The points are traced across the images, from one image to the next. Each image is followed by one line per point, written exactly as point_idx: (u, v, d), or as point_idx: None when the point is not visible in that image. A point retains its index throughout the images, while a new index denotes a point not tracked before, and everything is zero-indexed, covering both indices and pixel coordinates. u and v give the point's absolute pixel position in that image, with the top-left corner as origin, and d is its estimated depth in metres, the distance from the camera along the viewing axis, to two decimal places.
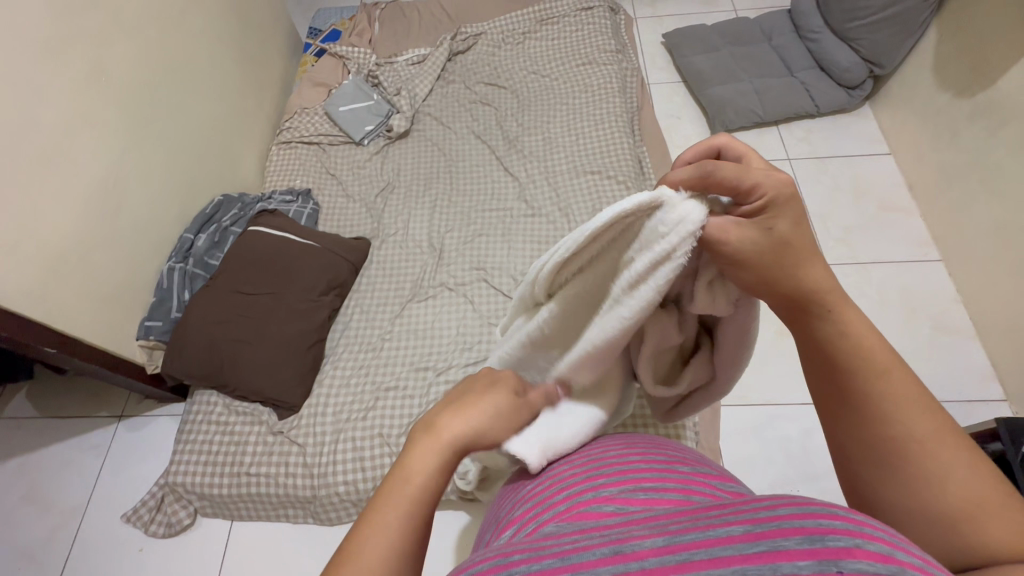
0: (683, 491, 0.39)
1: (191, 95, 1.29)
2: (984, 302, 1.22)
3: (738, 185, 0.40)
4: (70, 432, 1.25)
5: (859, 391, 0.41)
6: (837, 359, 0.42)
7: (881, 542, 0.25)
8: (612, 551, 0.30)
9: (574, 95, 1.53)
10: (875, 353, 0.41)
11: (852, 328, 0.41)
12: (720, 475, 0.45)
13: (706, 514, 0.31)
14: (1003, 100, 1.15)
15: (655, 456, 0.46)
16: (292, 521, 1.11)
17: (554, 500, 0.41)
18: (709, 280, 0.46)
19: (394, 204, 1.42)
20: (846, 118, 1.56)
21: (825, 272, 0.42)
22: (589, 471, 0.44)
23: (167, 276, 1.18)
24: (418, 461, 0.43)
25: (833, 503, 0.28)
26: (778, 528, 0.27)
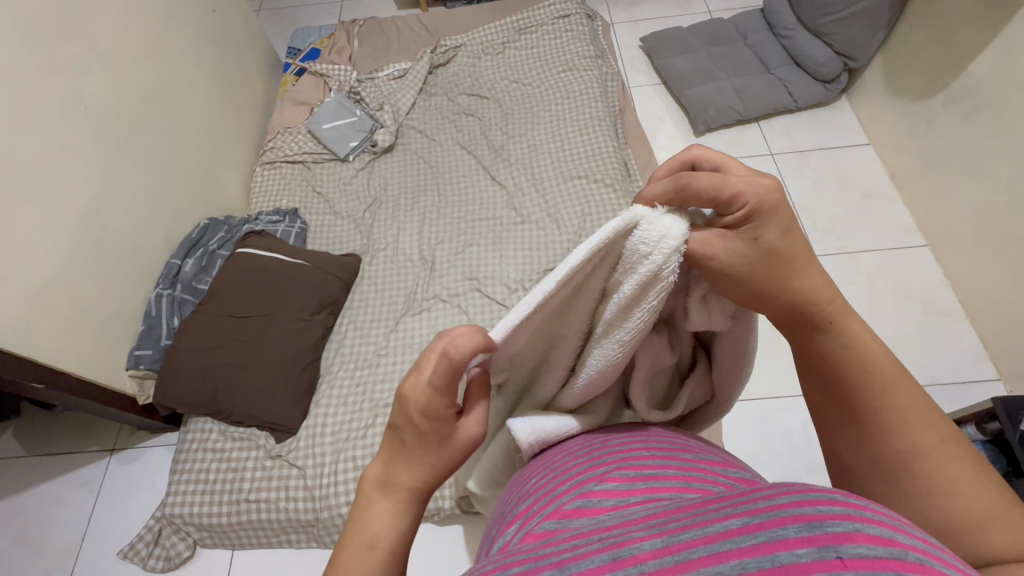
0: (684, 478, 0.38)
1: (171, 119, 1.28)
2: (971, 286, 1.23)
3: (720, 193, 0.37)
4: (61, 469, 1.22)
5: (865, 405, 0.39)
6: (842, 373, 0.40)
7: (880, 526, 0.25)
8: (611, 556, 0.28)
9: (556, 102, 1.54)
10: (879, 364, 0.39)
11: (859, 340, 0.39)
12: (722, 460, 0.44)
13: (705, 507, 0.30)
14: (976, 86, 1.18)
15: (657, 443, 0.44)
16: (295, 546, 1.09)
17: (555, 492, 0.40)
18: (703, 296, 0.42)
19: (383, 219, 1.41)
20: (824, 111, 1.59)
21: (825, 282, 0.39)
22: (591, 460, 0.43)
23: (156, 303, 1.17)
24: (377, 524, 0.38)
25: (830, 488, 0.28)
26: (776, 518, 0.26)
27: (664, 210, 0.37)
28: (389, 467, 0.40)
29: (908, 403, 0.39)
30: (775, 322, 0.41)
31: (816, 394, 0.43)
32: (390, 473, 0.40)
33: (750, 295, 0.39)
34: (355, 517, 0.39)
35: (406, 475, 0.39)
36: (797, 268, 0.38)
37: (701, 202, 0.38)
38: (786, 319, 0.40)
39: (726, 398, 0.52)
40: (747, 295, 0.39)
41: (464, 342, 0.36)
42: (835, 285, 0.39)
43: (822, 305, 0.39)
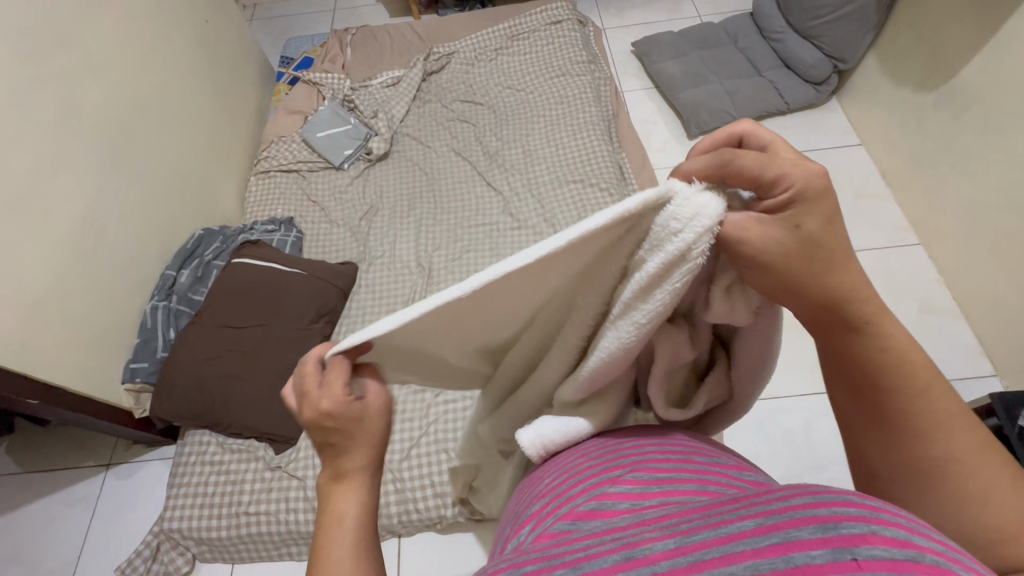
0: (699, 482, 0.38)
1: (164, 130, 1.27)
2: (965, 283, 1.25)
3: (763, 173, 0.36)
4: (56, 484, 1.20)
5: (901, 408, 0.39)
6: (877, 376, 0.39)
7: (896, 527, 0.25)
8: (624, 556, 0.28)
9: (550, 107, 1.55)
10: (914, 368, 0.39)
11: (897, 342, 0.38)
12: (736, 463, 0.43)
13: (718, 508, 0.30)
14: (964, 86, 1.20)
15: (672, 446, 0.44)
16: (296, 559, 1.07)
17: (569, 494, 0.40)
18: (727, 286, 0.41)
19: (380, 226, 1.41)
20: (816, 112, 1.60)
21: (862, 280, 0.38)
22: (604, 463, 0.43)
23: (151, 315, 1.16)
24: (342, 504, 0.43)
25: (845, 489, 0.28)
26: (790, 519, 0.26)
27: (703, 187, 0.35)
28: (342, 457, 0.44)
29: (942, 406, 0.39)
30: (806, 320, 0.40)
31: (846, 395, 0.42)
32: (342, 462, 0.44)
33: (785, 293, 0.38)
34: (319, 509, 0.43)
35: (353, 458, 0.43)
36: (839, 264, 0.37)
37: (744, 181, 0.36)
38: (820, 320, 0.39)
39: (745, 396, 0.52)
40: (781, 290, 0.38)
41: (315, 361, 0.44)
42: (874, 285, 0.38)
43: (860, 308, 0.38)
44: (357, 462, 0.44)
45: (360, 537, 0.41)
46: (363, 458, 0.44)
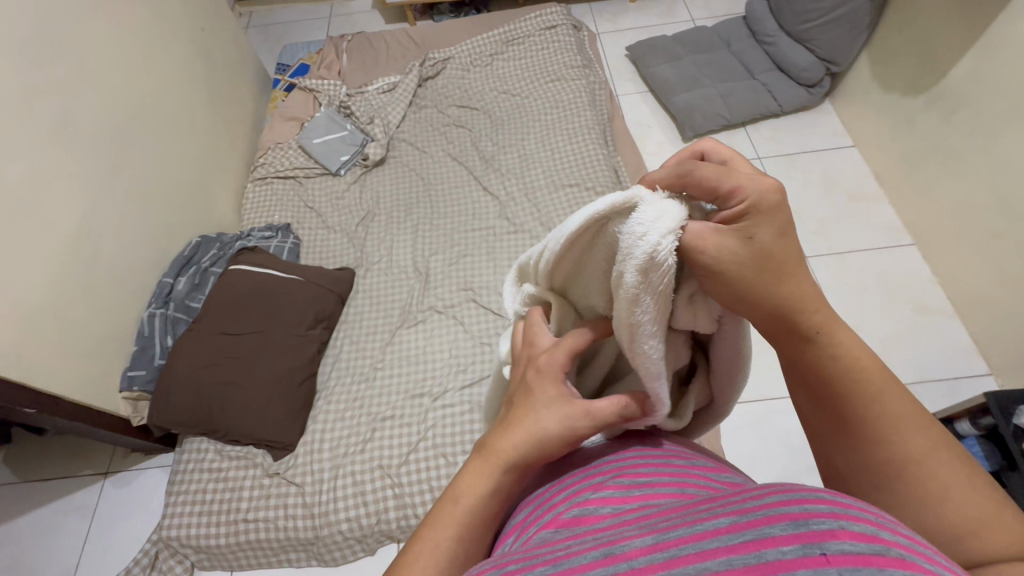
0: (679, 484, 0.38)
1: (161, 138, 1.27)
2: (958, 283, 1.26)
3: (718, 184, 0.39)
4: (55, 493, 1.20)
5: (856, 414, 0.39)
6: (832, 383, 0.40)
7: (864, 522, 0.25)
8: (602, 553, 0.28)
9: (545, 111, 1.56)
10: (865, 374, 0.39)
11: (846, 350, 0.39)
12: (717, 467, 0.44)
13: (695, 508, 0.31)
14: (954, 88, 1.21)
15: (654, 451, 0.45)
16: (295, 566, 1.07)
17: (554, 502, 0.40)
18: (689, 296, 0.42)
19: (376, 232, 1.41)
20: (809, 115, 1.62)
21: (811, 289, 0.39)
22: (587, 471, 0.43)
23: (148, 323, 1.16)
24: (466, 482, 0.43)
25: (818, 488, 0.28)
26: (763, 517, 0.27)
27: (666, 196, 0.39)
28: (490, 436, 0.45)
29: (896, 409, 0.39)
30: (760, 330, 0.41)
31: (804, 401, 0.43)
32: (489, 440, 0.45)
33: (736, 300, 0.39)
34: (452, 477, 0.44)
35: (501, 441, 0.43)
36: (783, 274, 0.38)
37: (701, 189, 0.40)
38: (773, 330, 0.40)
39: (725, 402, 0.52)
40: (735, 299, 0.39)
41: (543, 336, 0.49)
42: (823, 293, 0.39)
43: (807, 316, 0.39)
44: (505, 452, 0.43)
45: (463, 531, 0.41)
46: (513, 451, 0.43)
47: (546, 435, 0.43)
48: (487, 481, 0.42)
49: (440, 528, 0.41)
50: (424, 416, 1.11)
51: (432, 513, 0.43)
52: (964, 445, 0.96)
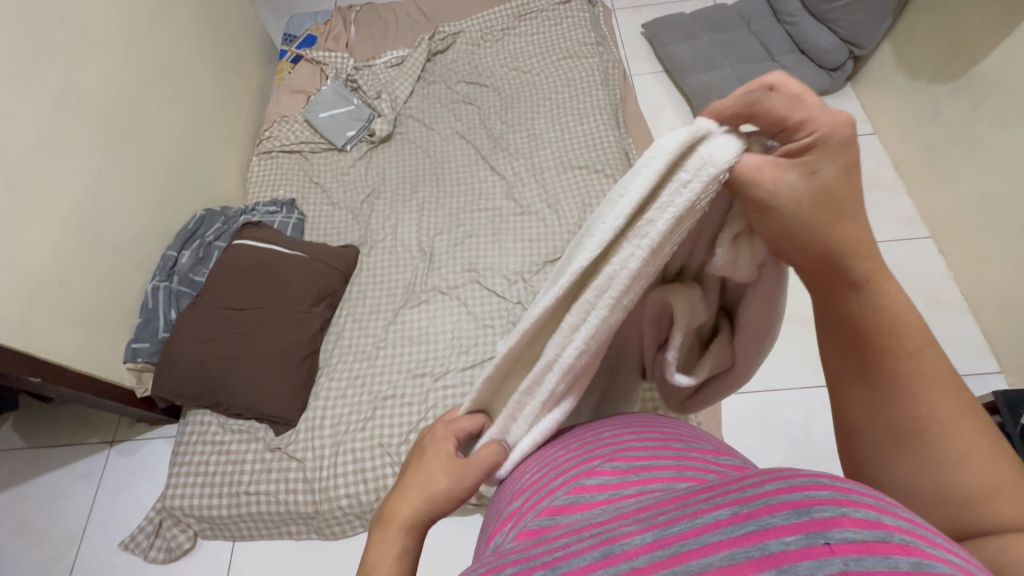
0: (677, 468, 0.38)
1: (165, 109, 1.25)
2: (974, 278, 1.23)
3: (788, 116, 0.34)
4: (62, 459, 1.22)
5: (887, 370, 0.37)
6: (870, 337, 0.37)
7: (867, 509, 0.24)
8: (602, 552, 0.27)
9: (557, 90, 1.52)
10: (905, 331, 0.36)
11: (890, 303, 0.36)
12: (715, 449, 0.43)
13: (695, 498, 0.30)
14: (985, 75, 1.16)
15: (651, 434, 0.44)
16: (295, 538, 1.09)
17: (551, 486, 0.39)
18: (734, 236, 0.39)
19: (382, 209, 1.40)
20: (829, 100, 1.57)
21: (866, 233, 0.35)
22: (585, 453, 0.42)
23: (152, 295, 1.16)
24: (377, 552, 0.44)
25: (818, 473, 0.27)
26: (764, 506, 0.26)
27: (723, 131, 0.34)
28: (389, 505, 0.47)
29: (930, 369, 0.37)
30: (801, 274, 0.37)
31: (833, 352, 0.39)
32: (388, 508, 0.47)
33: (781, 237, 0.36)
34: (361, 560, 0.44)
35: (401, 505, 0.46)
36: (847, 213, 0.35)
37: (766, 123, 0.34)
38: (814, 274, 0.37)
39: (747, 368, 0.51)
40: (779, 236, 0.36)
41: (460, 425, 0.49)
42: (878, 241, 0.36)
43: (859, 262, 0.35)
44: (404, 515, 0.46)
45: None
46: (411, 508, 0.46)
47: (439, 490, 0.47)
48: (394, 541, 0.44)
49: None
50: (426, 396, 1.11)
51: None
52: None
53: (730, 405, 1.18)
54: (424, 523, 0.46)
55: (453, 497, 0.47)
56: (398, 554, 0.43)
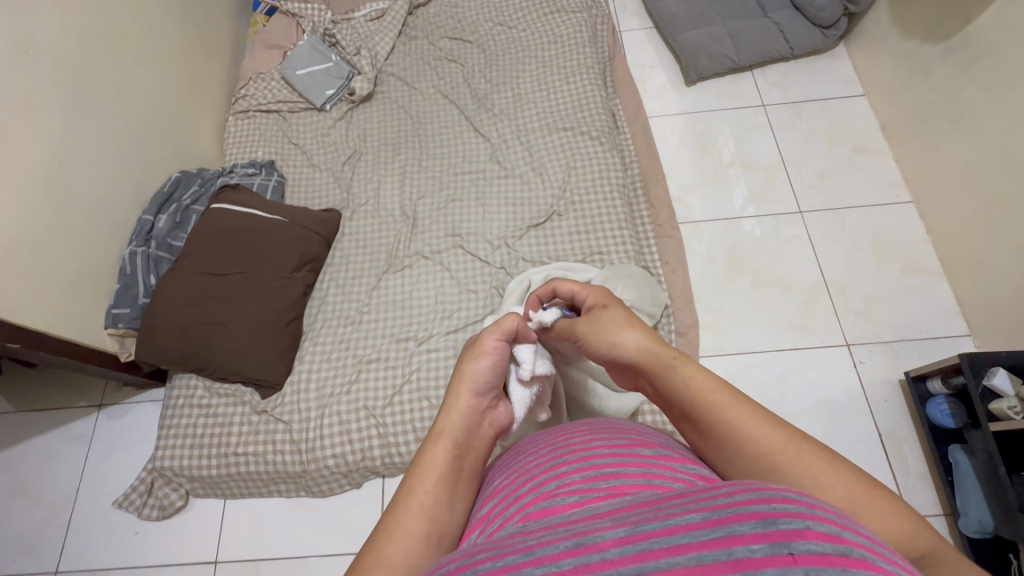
0: (645, 475, 0.43)
1: (131, 65, 1.20)
2: (951, 243, 1.24)
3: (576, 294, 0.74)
4: (51, 423, 1.23)
5: (720, 422, 0.52)
6: (698, 406, 0.54)
7: (830, 525, 0.29)
8: (575, 543, 0.31)
9: (544, 47, 1.47)
10: (708, 387, 0.54)
11: (693, 381, 0.55)
12: (681, 456, 0.49)
13: (667, 502, 0.34)
14: (977, 34, 1.13)
15: (617, 441, 0.50)
16: (285, 496, 1.13)
17: (519, 493, 0.46)
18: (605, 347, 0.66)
19: (363, 171, 1.37)
20: (820, 59, 1.53)
21: (631, 330, 0.64)
22: (553, 460, 0.49)
23: (130, 261, 1.14)
24: (445, 421, 0.56)
25: (786, 489, 0.32)
26: (733, 515, 0.30)
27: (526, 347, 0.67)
28: (466, 365, 0.60)
29: (739, 411, 0.52)
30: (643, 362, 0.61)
31: (700, 434, 0.54)
32: (465, 367, 0.60)
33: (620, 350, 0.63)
34: (432, 424, 0.56)
35: (473, 366, 0.60)
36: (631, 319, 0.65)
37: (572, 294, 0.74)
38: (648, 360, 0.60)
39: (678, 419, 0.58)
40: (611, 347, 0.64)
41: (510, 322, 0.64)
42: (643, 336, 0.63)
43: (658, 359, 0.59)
44: (471, 372, 0.60)
45: (453, 447, 0.54)
46: (480, 369, 0.60)
47: (485, 375, 0.60)
48: (456, 413, 0.57)
49: (426, 475, 0.51)
50: (409, 359, 1.13)
51: (415, 466, 0.53)
52: (934, 403, 1.07)
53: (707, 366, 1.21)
54: (481, 399, 0.59)
55: (493, 383, 0.61)
56: (460, 422, 0.57)
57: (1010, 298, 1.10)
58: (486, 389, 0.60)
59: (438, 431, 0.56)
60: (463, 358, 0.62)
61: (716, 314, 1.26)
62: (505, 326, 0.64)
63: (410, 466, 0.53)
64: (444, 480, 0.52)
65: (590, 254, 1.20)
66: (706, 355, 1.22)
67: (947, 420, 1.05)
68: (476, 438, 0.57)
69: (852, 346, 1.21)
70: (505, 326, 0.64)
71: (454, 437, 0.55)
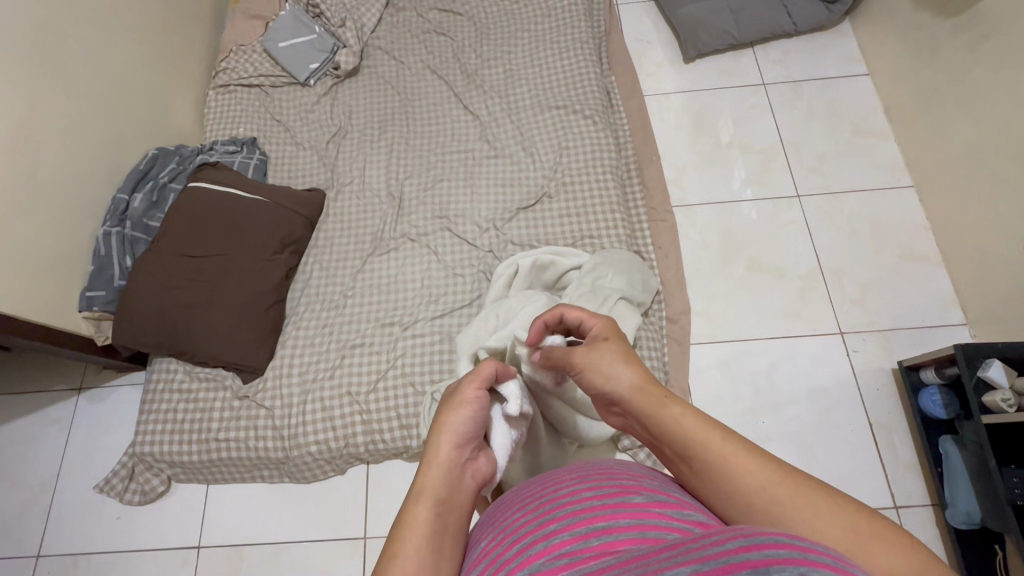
0: (638, 528, 0.42)
1: (101, 35, 1.14)
2: (950, 229, 1.21)
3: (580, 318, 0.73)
4: (29, 407, 1.21)
5: (716, 464, 0.50)
6: (694, 448, 0.52)
7: (825, 568, 0.29)
8: None
9: (537, 20, 1.41)
10: (699, 430, 0.53)
11: (683, 422, 0.55)
12: (678, 501, 0.47)
13: (657, 556, 0.35)
14: (989, 10, 1.08)
15: (606, 488, 0.48)
16: (268, 481, 1.12)
17: (505, 558, 0.45)
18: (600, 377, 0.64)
19: (348, 150, 1.32)
20: (824, 36, 1.48)
21: (627, 365, 0.63)
22: (542, 517, 0.47)
23: (104, 241, 1.10)
24: (426, 478, 0.54)
25: (778, 534, 0.32)
26: (723, 566, 0.31)
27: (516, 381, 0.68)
28: (444, 418, 0.60)
29: (731, 451, 0.51)
30: (636, 395, 0.60)
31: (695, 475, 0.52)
32: (443, 420, 0.59)
33: (611, 383, 0.62)
34: (412, 483, 0.54)
35: (451, 418, 0.59)
36: (627, 355, 0.64)
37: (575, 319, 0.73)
38: (642, 396, 0.59)
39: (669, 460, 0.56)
40: (604, 379, 0.63)
41: (486, 367, 0.65)
42: (641, 372, 0.62)
43: (652, 396, 0.59)
44: (451, 424, 0.59)
45: (437, 505, 0.52)
46: (459, 421, 0.59)
47: (465, 426, 0.59)
48: (437, 468, 0.55)
49: (409, 539, 0.49)
50: (394, 345, 1.10)
51: (396, 531, 0.50)
52: (927, 394, 1.06)
53: (698, 354, 1.19)
54: (461, 451, 0.58)
55: (472, 434, 0.60)
56: (441, 477, 0.55)
57: (1009, 287, 1.07)
58: (467, 440, 0.59)
59: (418, 489, 0.54)
60: (440, 411, 0.61)
61: (708, 299, 1.23)
62: (482, 372, 0.64)
63: (390, 532, 0.50)
64: (427, 543, 0.49)
65: (581, 237, 1.17)
66: (697, 342, 1.19)
67: (939, 411, 1.04)
68: (460, 492, 0.56)
69: (846, 334, 1.18)
70: (481, 374, 0.64)
71: (436, 494, 0.53)
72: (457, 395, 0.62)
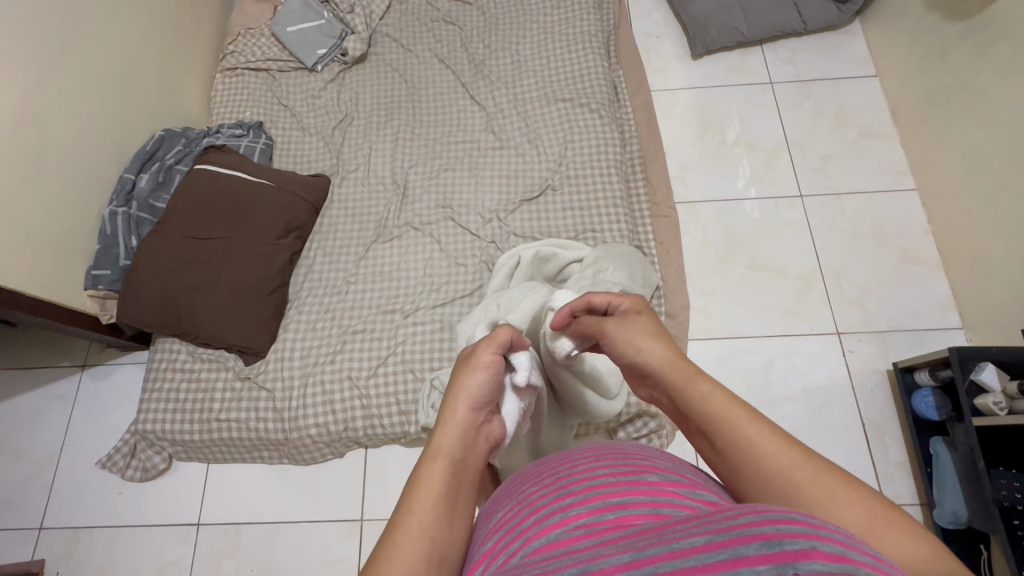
0: (652, 504, 0.43)
1: (108, 14, 1.14)
2: (951, 233, 1.22)
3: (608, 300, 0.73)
4: (33, 382, 1.23)
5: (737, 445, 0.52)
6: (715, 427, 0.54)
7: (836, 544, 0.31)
8: (581, 569, 0.35)
9: (546, 12, 1.41)
10: (725, 408, 0.55)
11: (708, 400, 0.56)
12: (690, 482, 0.48)
13: (673, 528, 0.37)
14: (1000, 14, 1.08)
15: (622, 466, 0.49)
16: (268, 462, 1.14)
17: (521, 528, 0.46)
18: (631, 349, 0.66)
19: (354, 136, 1.33)
20: (833, 36, 1.47)
21: (659, 340, 0.64)
22: (558, 491, 0.49)
23: (110, 221, 1.11)
24: (441, 439, 0.56)
25: (790, 512, 0.34)
26: (737, 537, 0.32)
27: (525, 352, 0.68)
28: (461, 380, 0.61)
29: (753, 433, 0.52)
30: (664, 367, 0.62)
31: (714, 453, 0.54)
32: (460, 382, 0.60)
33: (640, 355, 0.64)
34: (428, 442, 0.56)
35: (468, 382, 0.60)
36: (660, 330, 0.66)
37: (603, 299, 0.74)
38: (668, 369, 0.61)
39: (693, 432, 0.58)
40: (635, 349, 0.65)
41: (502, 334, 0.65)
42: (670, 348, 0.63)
43: (680, 370, 0.60)
44: (467, 387, 0.60)
45: (451, 465, 0.54)
46: (475, 385, 0.60)
47: (481, 388, 0.60)
48: (452, 430, 0.57)
49: (424, 496, 0.51)
50: (394, 332, 1.11)
51: (410, 487, 0.52)
52: (920, 395, 1.07)
53: (696, 350, 1.20)
54: (477, 414, 0.60)
55: (489, 398, 0.61)
56: (457, 439, 0.56)
57: (1008, 292, 1.08)
58: (483, 404, 0.60)
59: (433, 449, 0.55)
60: (456, 374, 0.62)
61: (707, 296, 1.24)
62: (495, 340, 0.64)
63: (403, 489, 0.52)
64: (441, 500, 0.51)
65: (583, 231, 1.17)
66: (695, 338, 1.21)
67: (931, 413, 1.04)
68: (473, 453, 0.57)
69: (842, 334, 1.19)
70: (496, 341, 0.64)
71: (451, 455, 0.55)
72: (473, 360, 0.62)
